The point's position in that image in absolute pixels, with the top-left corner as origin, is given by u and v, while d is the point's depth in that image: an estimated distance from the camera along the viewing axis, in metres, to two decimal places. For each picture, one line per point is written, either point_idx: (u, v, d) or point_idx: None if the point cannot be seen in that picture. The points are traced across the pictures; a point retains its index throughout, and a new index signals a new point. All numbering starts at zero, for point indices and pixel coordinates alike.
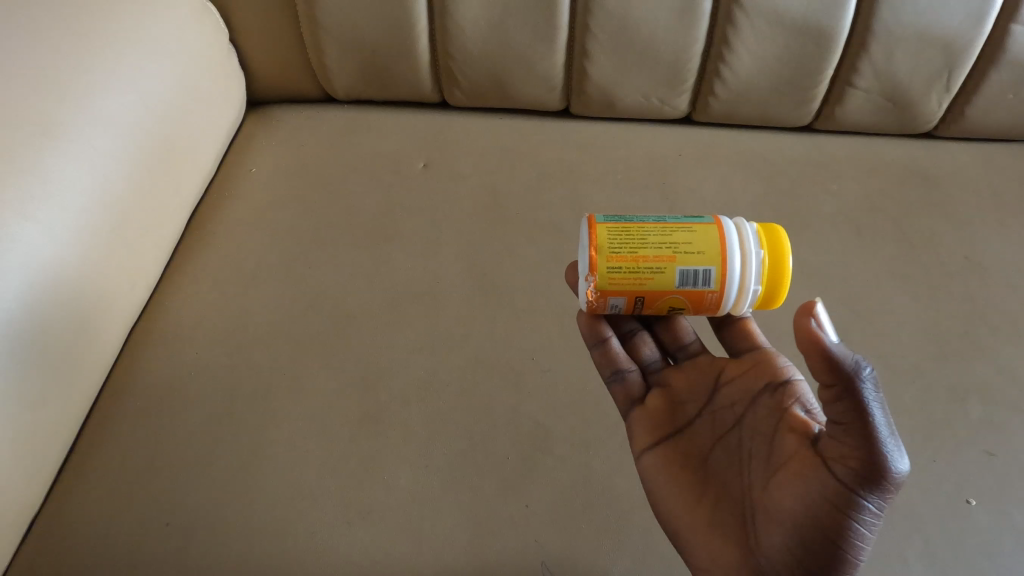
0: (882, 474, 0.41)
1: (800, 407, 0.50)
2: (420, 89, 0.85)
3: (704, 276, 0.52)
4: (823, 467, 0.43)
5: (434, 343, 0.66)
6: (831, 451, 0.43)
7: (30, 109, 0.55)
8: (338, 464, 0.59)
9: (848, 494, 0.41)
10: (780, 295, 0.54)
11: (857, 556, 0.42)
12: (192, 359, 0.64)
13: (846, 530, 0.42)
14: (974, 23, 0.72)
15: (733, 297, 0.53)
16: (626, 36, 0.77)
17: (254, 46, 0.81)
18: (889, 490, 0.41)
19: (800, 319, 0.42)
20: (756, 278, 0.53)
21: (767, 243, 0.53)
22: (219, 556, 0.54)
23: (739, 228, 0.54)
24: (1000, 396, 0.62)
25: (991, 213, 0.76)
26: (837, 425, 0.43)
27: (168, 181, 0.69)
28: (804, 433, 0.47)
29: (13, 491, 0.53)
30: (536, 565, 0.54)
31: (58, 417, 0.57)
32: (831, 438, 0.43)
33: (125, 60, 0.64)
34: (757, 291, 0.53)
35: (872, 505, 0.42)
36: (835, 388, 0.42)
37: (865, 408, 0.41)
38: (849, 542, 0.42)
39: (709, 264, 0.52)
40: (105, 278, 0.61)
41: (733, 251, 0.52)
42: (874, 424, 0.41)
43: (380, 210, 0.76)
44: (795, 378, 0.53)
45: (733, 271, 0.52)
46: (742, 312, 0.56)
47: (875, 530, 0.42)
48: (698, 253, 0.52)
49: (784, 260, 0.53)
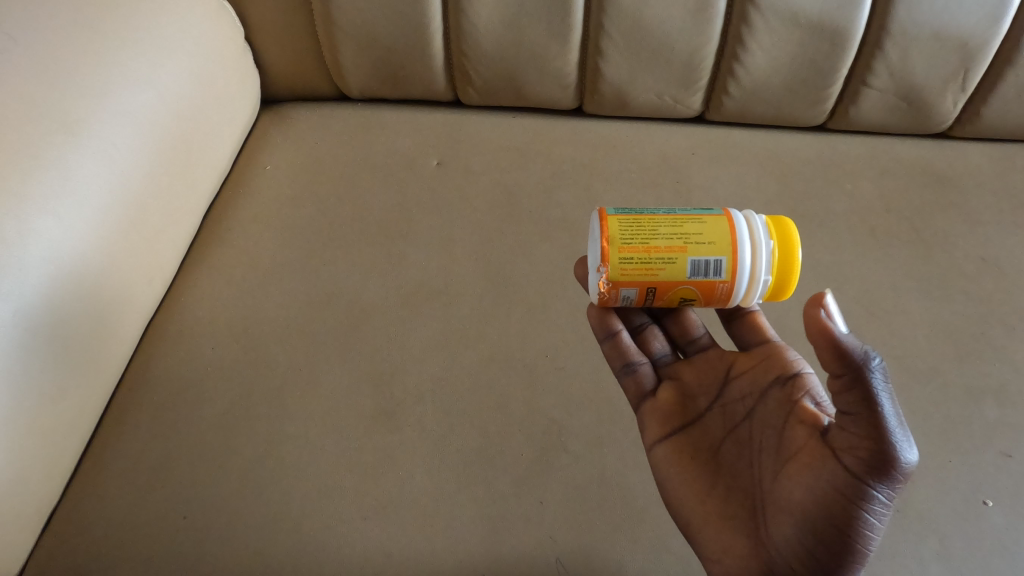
0: (891, 464, 0.41)
1: (810, 399, 0.50)
2: (433, 88, 0.85)
3: (715, 267, 0.52)
4: (832, 457, 0.43)
5: (447, 340, 0.66)
6: (840, 442, 0.43)
7: (51, 106, 0.56)
8: (353, 460, 0.59)
9: (857, 484, 0.41)
10: (790, 286, 0.54)
11: (867, 546, 0.42)
12: (208, 354, 0.65)
13: (855, 521, 0.42)
14: (991, 22, 0.72)
15: (743, 288, 0.53)
16: (640, 35, 0.77)
17: (269, 44, 0.82)
18: (898, 480, 0.41)
19: (811, 309, 0.43)
20: (766, 269, 0.53)
21: (776, 234, 0.54)
22: (237, 549, 0.55)
23: (748, 220, 0.54)
24: (1016, 398, 0.61)
25: (1007, 214, 0.76)
26: (847, 416, 0.43)
27: (183, 177, 0.70)
28: (814, 425, 0.47)
29: (32, 481, 0.53)
30: (550, 562, 0.54)
31: (77, 409, 0.57)
32: (840, 429, 0.43)
33: (143, 57, 0.65)
34: (767, 282, 0.53)
35: (882, 495, 0.41)
36: (844, 377, 0.42)
37: (874, 398, 0.41)
38: (860, 532, 0.42)
39: (720, 254, 0.52)
40: (123, 272, 0.61)
41: (743, 242, 0.53)
42: (883, 414, 0.41)
43: (394, 208, 0.76)
44: (805, 370, 0.53)
45: (743, 262, 0.52)
46: (752, 304, 0.56)
47: (884, 521, 0.42)
48: (708, 243, 0.52)
49: (793, 252, 0.53)
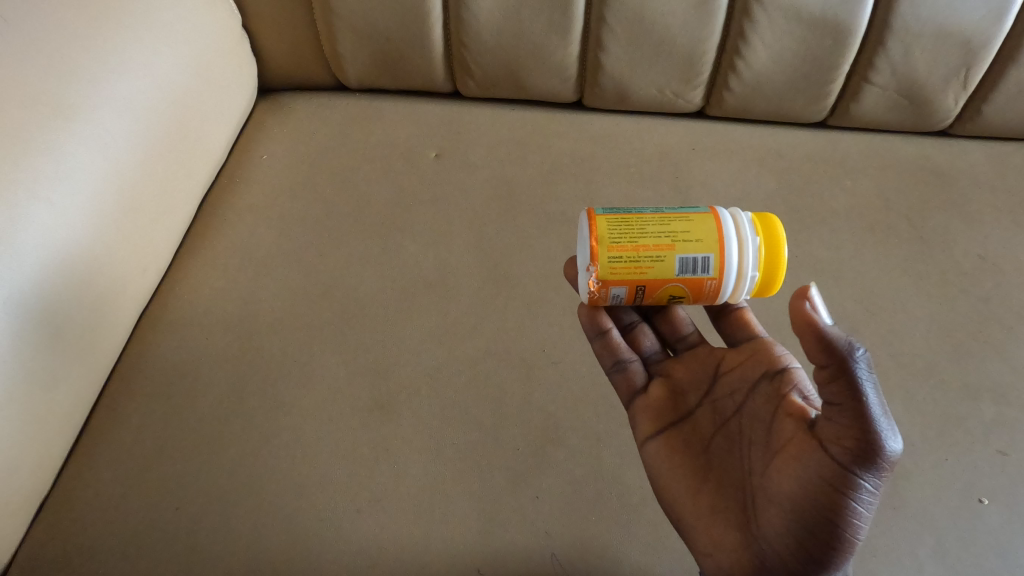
0: (877, 453, 0.40)
1: (798, 393, 0.50)
2: (433, 78, 0.85)
3: (703, 264, 0.52)
4: (819, 448, 0.43)
5: (444, 333, 0.65)
6: (826, 433, 0.43)
7: (45, 90, 0.55)
8: (347, 453, 0.58)
9: (845, 474, 0.41)
10: (777, 283, 0.54)
11: (855, 536, 0.42)
12: (202, 344, 0.64)
13: (844, 511, 0.41)
14: (994, 19, 0.71)
15: (732, 285, 0.53)
16: (641, 28, 0.76)
17: (267, 33, 0.81)
18: (884, 469, 0.41)
19: (795, 302, 0.43)
20: (753, 266, 0.53)
21: (763, 231, 0.53)
22: (231, 544, 0.54)
23: (735, 217, 0.54)
24: (1013, 397, 0.61)
25: (1007, 213, 0.75)
26: (833, 407, 0.43)
27: (178, 166, 0.69)
28: (802, 419, 0.47)
29: (21, 472, 0.53)
30: (546, 556, 0.54)
31: (68, 399, 0.57)
32: (826, 420, 0.43)
33: (139, 43, 0.64)
34: (755, 278, 0.53)
35: (869, 485, 0.41)
36: (828, 368, 0.42)
37: (859, 388, 0.41)
38: (847, 522, 0.42)
39: (708, 251, 0.52)
40: (115, 261, 0.61)
41: (730, 239, 0.52)
42: (868, 404, 0.41)
43: (391, 200, 0.76)
44: (793, 365, 0.53)
45: (731, 259, 0.52)
46: (740, 300, 0.56)
47: (872, 511, 0.42)
48: (696, 241, 0.52)
49: (780, 249, 0.53)
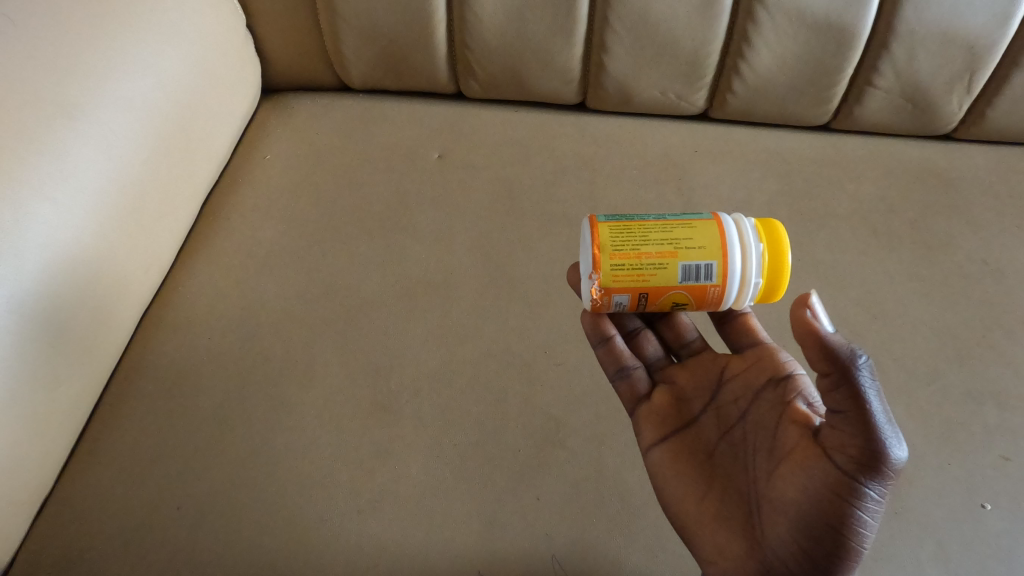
0: (880, 461, 0.40)
1: (802, 400, 0.50)
2: (436, 79, 0.85)
3: (706, 270, 0.52)
4: (823, 456, 0.43)
5: (446, 335, 0.65)
6: (830, 441, 0.43)
7: (49, 89, 0.55)
8: (349, 455, 0.58)
9: (849, 482, 0.41)
10: (781, 289, 0.53)
11: (860, 544, 0.42)
12: (204, 344, 0.64)
13: (849, 519, 0.42)
14: (999, 23, 0.71)
15: (735, 291, 0.53)
16: (646, 30, 0.76)
17: (271, 32, 0.81)
18: (888, 477, 0.41)
19: (797, 310, 0.43)
20: (756, 272, 0.53)
21: (765, 236, 0.53)
22: (233, 544, 0.54)
23: (738, 223, 0.54)
24: (1016, 403, 0.61)
25: (1010, 217, 0.75)
26: (837, 415, 0.43)
27: (181, 167, 0.69)
28: (806, 426, 0.47)
29: (23, 470, 0.53)
30: (547, 558, 0.54)
31: (71, 398, 0.57)
32: (830, 428, 0.43)
33: (143, 43, 0.64)
34: (758, 284, 0.53)
35: (873, 492, 0.41)
36: (831, 375, 0.42)
37: (862, 396, 0.41)
38: (852, 530, 0.42)
39: (710, 259, 0.52)
40: (119, 261, 0.61)
41: (732, 247, 0.52)
42: (872, 412, 0.41)
43: (394, 200, 0.76)
44: (797, 372, 0.53)
45: (734, 266, 0.52)
46: (743, 306, 0.56)
47: (878, 519, 0.42)
48: (698, 248, 0.52)
49: (783, 255, 0.53)
